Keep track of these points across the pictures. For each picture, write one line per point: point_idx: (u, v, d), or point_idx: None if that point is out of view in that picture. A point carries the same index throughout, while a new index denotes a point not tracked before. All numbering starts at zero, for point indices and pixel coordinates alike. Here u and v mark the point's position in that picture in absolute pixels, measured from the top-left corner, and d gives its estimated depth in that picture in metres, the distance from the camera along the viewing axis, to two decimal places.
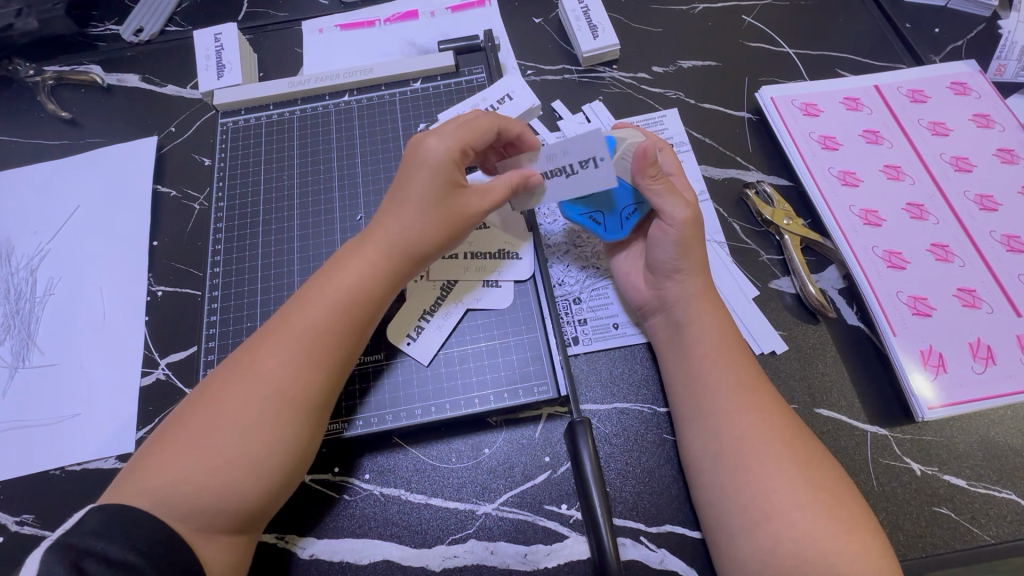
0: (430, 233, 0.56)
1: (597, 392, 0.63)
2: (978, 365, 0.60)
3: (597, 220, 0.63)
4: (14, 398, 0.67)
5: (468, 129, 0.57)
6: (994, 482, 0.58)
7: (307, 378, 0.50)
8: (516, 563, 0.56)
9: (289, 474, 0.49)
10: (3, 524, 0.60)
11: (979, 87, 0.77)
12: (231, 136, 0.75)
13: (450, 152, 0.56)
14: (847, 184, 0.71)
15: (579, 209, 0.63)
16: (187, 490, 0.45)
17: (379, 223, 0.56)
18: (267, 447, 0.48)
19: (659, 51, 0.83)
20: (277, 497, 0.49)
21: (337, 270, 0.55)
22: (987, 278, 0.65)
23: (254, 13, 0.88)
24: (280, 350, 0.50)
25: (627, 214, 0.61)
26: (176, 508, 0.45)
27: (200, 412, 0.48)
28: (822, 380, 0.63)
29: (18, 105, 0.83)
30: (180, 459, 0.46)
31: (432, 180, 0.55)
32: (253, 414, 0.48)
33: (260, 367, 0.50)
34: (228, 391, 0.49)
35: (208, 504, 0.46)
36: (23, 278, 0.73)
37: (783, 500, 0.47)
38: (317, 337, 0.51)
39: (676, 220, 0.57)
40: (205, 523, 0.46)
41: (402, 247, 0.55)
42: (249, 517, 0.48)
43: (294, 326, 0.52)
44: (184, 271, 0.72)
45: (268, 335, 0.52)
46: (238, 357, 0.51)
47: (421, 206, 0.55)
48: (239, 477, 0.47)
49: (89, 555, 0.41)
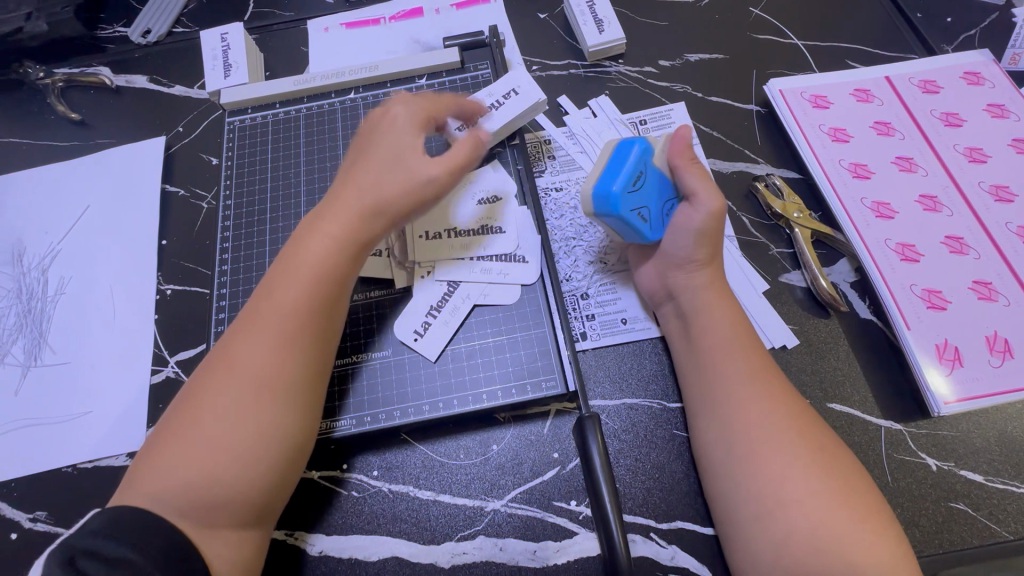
0: (392, 189, 0.55)
1: (606, 387, 0.62)
2: (995, 359, 0.59)
3: (644, 218, 0.58)
4: (27, 397, 0.67)
5: (428, 99, 0.61)
6: (1012, 477, 0.57)
7: (282, 359, 0.50)
8: (526, 560, 0.56)
9: (286, 456, 0.49)
10: (17, 521, 0.61)
11: (993, 76, 0.75)
12: (238, 135, 0.75)
13: (415, 119, 0.58)
14: (858, 176, 0.70)
15: (633, 204, 0.57)
16: (181, 484, 0.46)
17: (340, 196, 0.56)
18: (252, 429, 0.48)
19: (665, 45, 0.82)
20: (276, 480, 0.49)
21: (297, 252, 0.54)
22: (1004, 270, 0.63)
23: (262, 13, 0.89)
24: (254, 335, 0.51)
25: (667, 207, 0.60)
26: (173, 504, 0.45)
27: (186, 411, 0.49)
28: (834, 375, 0.62)
29: (29, 108, 0.84)
30: (172, 458, 0.46)
31: (397, 140, 0.57)
32: (233, 400, 0.48)
33: (235, 356, 0.50)
34: (208, 386, 0.49)
35: (207, 495, 0.46)
36: (35, 278, 0.73)
37: (796, 490, 0.46)
38: (287, 318, 0.51)
39: (709, 208, 0.57)
40: (203, 521, 0.46)
41: (365, 208, 0.55)
42: (250, 509, 0.48)
43: (264, 312, 0.52)
44: (193, 270, 0.72)
45: (239, 328, 0.52)
46: (214, 355, 0.51)
47: (383, 164, 0.56)
48: (226, 469, 0.46)
49: (85, 554, 0.41)
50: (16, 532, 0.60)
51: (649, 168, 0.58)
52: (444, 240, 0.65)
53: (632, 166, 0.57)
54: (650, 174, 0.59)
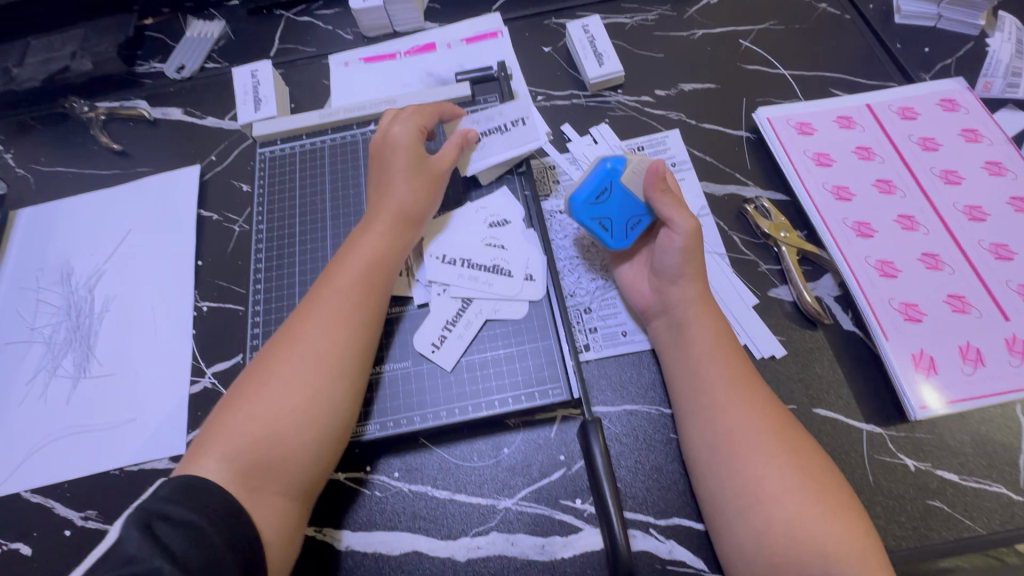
0: (418, 191, 0.67)
1: (608, 394, 0.68)
2: (968, 367, 0.64)
3: (605, 227, 0.67)
4: (76, 405, 0.73)
5: (416, 112, 0.72)
6: (985, 476, 0.61)
7: (335, 339, 0.58)
8: (536, 554, 0.61)
9: (334, 429, 0.56)
10: (70, 519, 0.66)
11: (967, 103, 0.81)
12: (269, 164, 0.82)
13: (415, 132, 0.69)
14: (841, 199, 0.75)
15: (592, 213, 0.67)
16: (243, 444, 0.52)
17: (380, 203, 0.67)
18: (307, 399, 0.55)
19: (661, 76, 0.89)
20: (324, 451, 0.55)
21: (351, 251, 0.64)
22: (976, 284, 0.69)
23: (286, 49, 0.96)
24: (313, 319, 0.59)
25: (633, 224, 0.67)
26: (234, 463, 0.51)
27: (250, 385, 0.56)
28: (819, 382, 0.67)
29: (74, 140, 0.92)
30: (237, 423, 0.53)
31: (405, 151, 0.68)
32: (293, 374, 0.56)
33: (296, 337, 0.58)
34: (271, 363, 0.57)
35: (265, 456, 0.52)
36: (83, 296, 0.80)
37: (772, 487, 0.52)
38: (343, 306, 0.60)
39: (683, 229, 0.63)
40: (256, 482, 0.51)
41: (399, 210, 0.66)
42: (296, 480, 0.54)
43: (324, 300, 0.60)
44: (227, 288, 0.78)
45: (302, 313, 0.60)
46: (277, 339, 0.59)
47: (405, 172, 0.67)
48: (282, 434, 0.53)
49: (159, 516, 0.46)
50: (69, 529, 0.66)
51: (618, 186, 0.67)
52: (456, 270, 0.71)
53: (598, 182, 0.66)
54: (619, 191, 0.67)
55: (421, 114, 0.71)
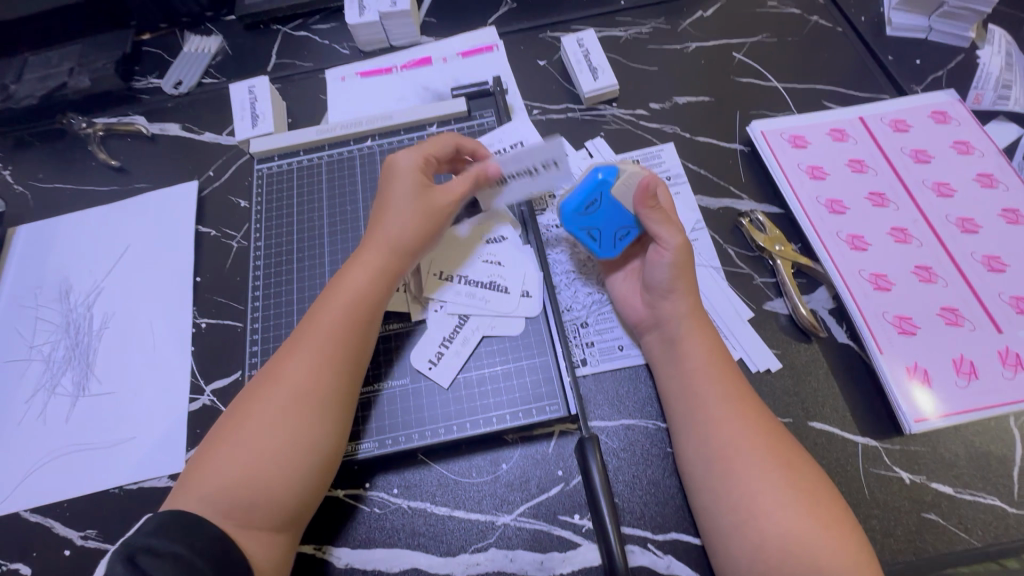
0: (413, 223, 0.66)
1: (605, 409, 0.68)
2: (961, 380, 0.65)
3: (593, 237, 0.69)
4: (75, 423, 0.73)
5: (430, 144, 0.70)
6: (979, 488, 0.62)
7: (320, 377, 0.58)
8: (534, 570, 0.61)
9: (318, 467, 0.56)
10: (70, 538, 0.66)
11: (958, 115, 0.82)
12: (266, 181, 0.82)
13: (419, 163, 0.68)
14: (834, 212, 0.76)
15: (580, 223, 0.68)
16: (227, 482, 0.53)
17: (370, 235, 0.67)
18: (292, 439, 0.55)
19: (655, 89, 0.89)
20: (307, 489, 0.55)
21: (341, 284, 0.64)
22: (969, 296, 0.69)
23: (282, 64, 0.97)
24: (301, 354, 0.59)
25: (622, 235, 0.68)
26: (218, 501, 0.52)
27: (237, 420, 0.56)
28: (814, 395, 0.67)
29: (72, 156, 0.92)
30: (222, 460, 0.54)
31: (403, 182, 0.67)
32: (279, 412, 0.56)
33: (283, 373, 0.58)
34: (259, 398, 0.57)
35: (249, 495, 0.53)
36: (81, 313, 0.80)
37: (767, 501, 0.52)
38: (330, 342, 0.60)
39: (671, 245, 0.64)
40: (239, 519, 0.52)
41: (391, 242, 0.65)
42: (280, 516, 0.54)
43: (313, 334, 0.60)
44: (225, 304, 0.79)
45: (290, 347, 0.60)
46: (266, 372, 0.59)
47: (399, 204, 0.66)
48: (266, 473, 0.53)
49: (143, 550, 0.47)
50: (69, 549, 0.66)
51: (608, 198, 0.66)
52: (453, 285, 0.71)
53: (588, 194, 0.66)
54: (608, 203, 0.67)
55: (434, 147, 0.70)
